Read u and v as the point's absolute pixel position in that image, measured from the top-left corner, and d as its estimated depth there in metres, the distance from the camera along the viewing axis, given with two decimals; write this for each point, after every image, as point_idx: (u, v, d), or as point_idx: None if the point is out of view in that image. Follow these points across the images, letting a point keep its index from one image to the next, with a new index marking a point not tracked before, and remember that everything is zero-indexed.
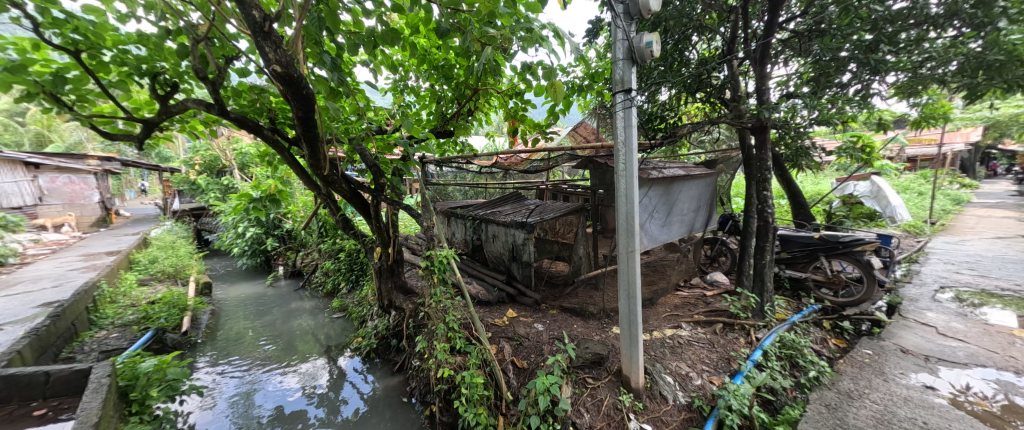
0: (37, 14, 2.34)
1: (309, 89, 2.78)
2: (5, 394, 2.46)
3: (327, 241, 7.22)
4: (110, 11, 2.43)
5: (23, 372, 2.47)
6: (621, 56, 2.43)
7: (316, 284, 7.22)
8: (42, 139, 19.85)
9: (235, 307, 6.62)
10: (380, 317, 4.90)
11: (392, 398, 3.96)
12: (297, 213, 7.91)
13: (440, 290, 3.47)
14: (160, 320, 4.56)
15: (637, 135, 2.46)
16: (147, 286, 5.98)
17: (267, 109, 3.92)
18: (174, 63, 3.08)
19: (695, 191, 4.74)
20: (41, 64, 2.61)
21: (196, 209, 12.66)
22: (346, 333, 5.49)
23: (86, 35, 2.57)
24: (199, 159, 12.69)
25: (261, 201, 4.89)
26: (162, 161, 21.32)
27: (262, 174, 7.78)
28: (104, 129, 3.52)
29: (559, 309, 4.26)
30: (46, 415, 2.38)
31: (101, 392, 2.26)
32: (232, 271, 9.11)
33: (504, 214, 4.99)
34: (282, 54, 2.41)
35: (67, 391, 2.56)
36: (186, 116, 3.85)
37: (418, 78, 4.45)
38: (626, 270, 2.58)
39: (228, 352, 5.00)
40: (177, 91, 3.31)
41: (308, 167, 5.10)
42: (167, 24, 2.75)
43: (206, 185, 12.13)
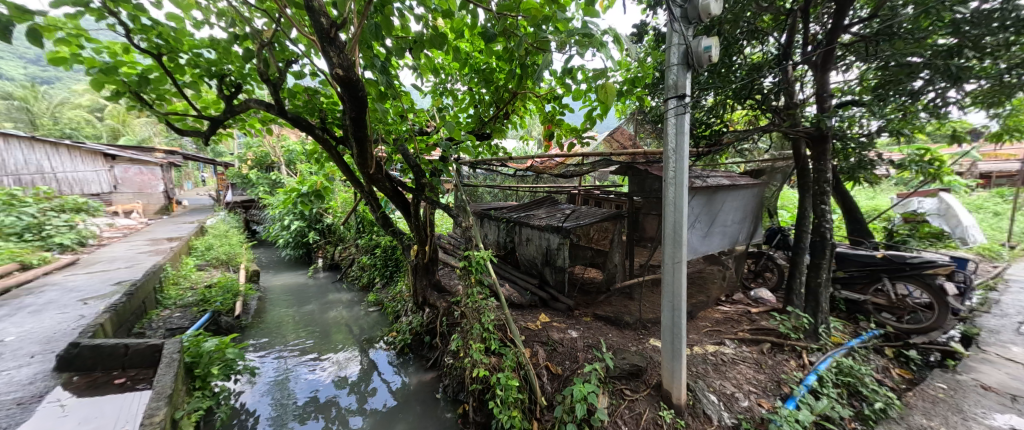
0: (129, 22, 2.62)
1: (364, 92, 2.91)
2: (91, 362, 2.75)
3: (364, 236, 7.53)
4: (188, 17, 2.67)
5: (107, 343, 2.77)
6: (675, 61, 2.35)
7: (353, 278, 7.54)
8: (117, 132, 22.14)
9: (278, 296, 7.02)
10: (414, 313, 5.01)
11: (425, 393, 4.04)
12: (337, 209, 8.31)
13: (476, 291, 3.53)
14: (215, 303, 4.93)
15: (689, 142, 2.38)
16: (204, 271, 6.48)
17: (319, 111, 4.12)
18: (239, 66, 3.33)
19: (739, 202, 4.52)
20: (129, 66, 2.94)
21: (246, 201, 13.54)
22: (380, 326, 5.68)
23: (168, 40, 2.84)
24: (251, 155, 13.62)
25: (307, 196, 5.25)
26: (216, 156, 23.02)
27: (307, 171, 8.27)
28: (178, 126, 3.85)
29: (592, 316, 4.19)
30: (125, 384, 2.67)
31: (173, 366, 2.50)
32: (276, 261, 9.66)
33: (538, 217, 4.99)
34: (344, 58, 2.53)
35: (143, 363, 2.87)
36: (246, 115, 4.14)
37: (458, 81, 4.52)
38: (672, 282, 2.50)
39: (270, 337, 5.32)
40: (241, 92, 3.58)
41: (351, 165, 5.34)
42: (235, 30, 2.98)
43: (255, 179, 12.98)
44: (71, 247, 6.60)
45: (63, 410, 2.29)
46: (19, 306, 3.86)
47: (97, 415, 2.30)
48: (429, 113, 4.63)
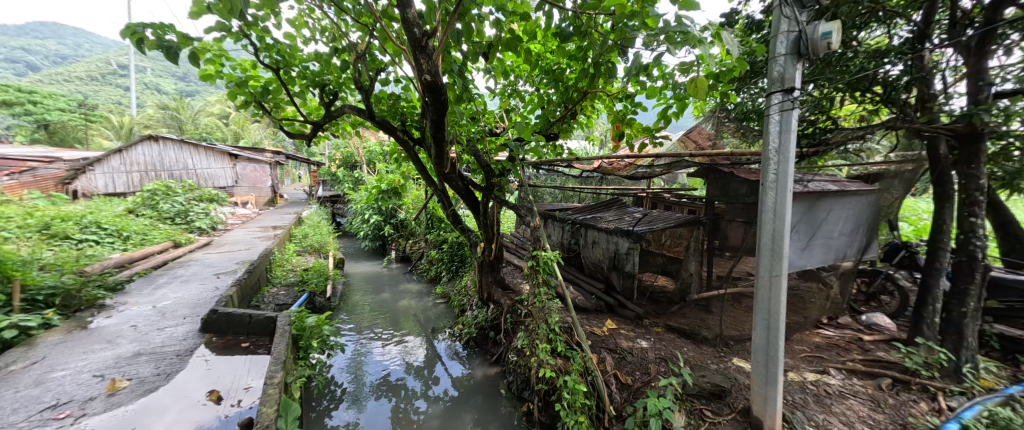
0: (258, 42, 3.09)
1: (447, 96, 3.07)
2: (225, 327, 3.33)
3: (434, 232, 7.99)
4: (300, 35, 3.07)
5: (237, 312, 3.34)
6: (783, 51, 2.10)
7: (422, 270, 8.06)
8: (238, 135, 26.38)
9: (359, 282, 7.78)
10: (479, 309, 5.18)
11: (488, 386, 4.17)
12: (409, 205, 8.96)
13: (543, 291, 3.53)
14: (311, 284, 5.64)
15: (796, 141, 2.10)
16: (301, 256, 7.45)
17: (401, 115, 4.45)
18: (337, 76, 3.74)
19: (847, 211, 3.89)
20: (255, 80, 3.48)
21: (333, 196, 15.24)
22: (447, 318, 5.99)
23: (285, 56, 3.30)
24: (339, 155, 15.32)
25: (387, 193, 5.73)
26: (310, 155, 26.23)
27: (386, 169, 9.03)
28: (289, 130, 4.47)
29: (664, 327, 3.96)
30: (249, 347, 3.19)
31: (285, 337, 2.94)
32: (357, 251, 10.73)
33: (606, 220, 4.84)
34: (432, 64, 2.70)
35: (261, 332, 3.41)
36: (340, 119, 4.65)
37: (528, 83, 4.53)
38: (768, 299, 2.23)
39: (353, 319, 5.93)
40: (337, 99, 4.01)
41: (426, 164, 5.70)
42: (336, 44, 3.35)
43: (342, 176, 14.58)
44: (206, 230, 8.04)
45: (207, 364, 2.83)
46: (174, 276, 4.81)
47: (231, 371, 2.80)
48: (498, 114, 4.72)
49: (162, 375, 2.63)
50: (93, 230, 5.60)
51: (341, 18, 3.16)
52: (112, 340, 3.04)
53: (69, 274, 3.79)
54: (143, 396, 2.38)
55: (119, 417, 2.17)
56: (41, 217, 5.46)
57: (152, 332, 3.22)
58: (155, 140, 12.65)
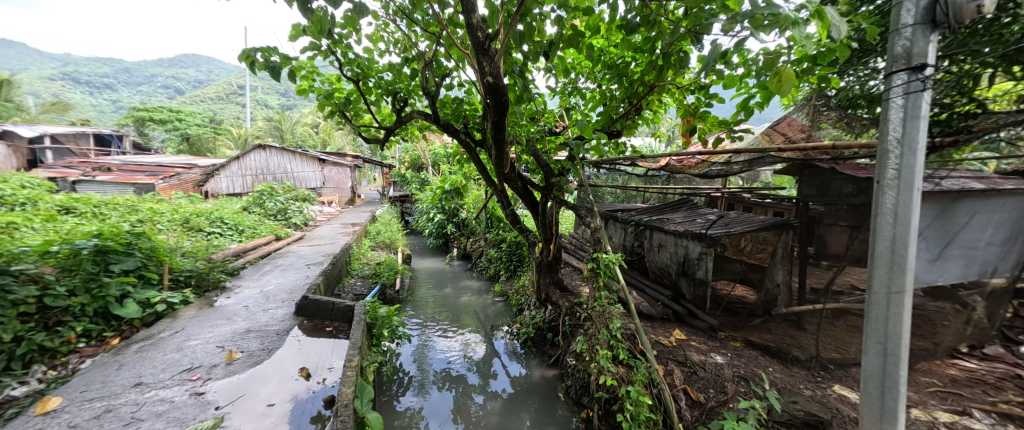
0: (342, 58, 3.44)
1: (508, 97, 3.10)
2: (314, 311, 3.77)
3: (493, 231, 8.18)
4: (376, 49, 3.34)
5: (323, 299, 3.77)
6: (911, 20, 1.60)
7: (481, 268, 8.31)
8: (325, 142, 29.86)
9: (424, 277, 8.28)
10: (536, 309, 5.17)
11: (546, 387, 4.14)
12: (470, 205, 9.29)
13: (604, 294, 3.39)
14: (383, 277, 6.13)
15: (927, 126, 1.58)
16: (375, 251, 8.16)
17: (464, 118, 4.61)
18: (407, 84, 4.00)
19: (995, 215, 3.11)
20: (340, 92, 3.89)
21: (402, 196, 16.46)
22: (505, 316, 6.09)
23: (363, 69, 3.62)
24: (408, 158, 16.50)
25: (450, 193, 5.99)
26: (383, 159, 28.69)
27: (449, 171, 9.48)
28: (366, 135, 4.90)
29: (743, 342, 3.55)
30: (333, 331, 3.58)
31: (361, 325, 3.24)
32: (422, 248, 11.44)
33: (674, 222, 4.50)
34: (495, 66, 2.74)
35: (342, 318, 3.80)
36: (410, 124, 4.99)
37: (589, 79, 4.36)
38: (886, 320, 1.72)
39: (419, 312, 6.31)
40: (407, 105, 4.30)
41: (486, 165, 5.86)
42: (406, 54, 3.59)
43: (410, 178, 15.68)
44: (300, 225, 9.22)
45: (300, 343, 3.24)
46: (276, 265, 5.60)
47: (318, 351, 3.18)
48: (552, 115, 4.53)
49: (266, 350, 3.07)
50: (218, 224, 6.76)
51: (412, 30, 3.38)
52: (231, 317, 3.63)
53: (201, 260, 4.61)
54: (252, 367, 2.80)
55: (234, 383, 2.59)
56: (183, 212, 6.75)
57: (259, 312, 3.77)
58: (264, 149, 14.97)
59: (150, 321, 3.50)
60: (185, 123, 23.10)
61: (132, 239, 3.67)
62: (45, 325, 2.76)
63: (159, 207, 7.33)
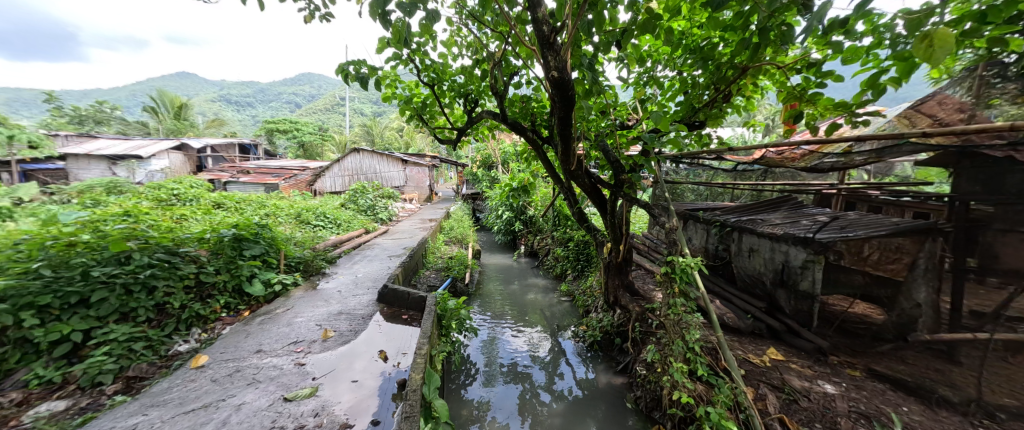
0: (420, 65, 3.68)
1: (574, 91, 2.97)
2: (393, 299, 4.14)
3: (560, 229, 8.07)
4: (449, 53, 3.49)
5: (400, 288, 4.11)
6: None
7: (548, 266, 8.26)
8: (407, 145, 32.70)
9: (492, 273, 8.54)
10: (604, 312, 4.96)
11: (614, 395, 3.95)
12: (538, 203, 9.29)
13: (680, 302, 3.10)
14: (454, 271, 6.47)
15: None
16: (448, 245, 8.67)
17: (531, 116, 4.57)
18: (477, 86, 4.11)
19: None
20: (417, 97, 4.16)
21: (474, 194, 17.21)
22: (571, 316, 5.96)
23: (438, 73, 3.82)
24: (479, 157, 17.17)
25: (517, 191, 6.02)
26: (457, 158, 30.35)
27: (517, 169, 9.60)
28: (440, 136, 5.19)
29: (864, 372, 2.92)
30: (407, 319, 3.88)
31: (431, 316, 3.46)
32: (492, 244, 11.82)
33: (770, 224, 3.89)
34: (561, 61, 2.66)
35: (415, 308, 4.09)
36: (480, 125, 5.14)
37: (668, 67, 3.93)
38: None
39: (487, 306, 6.53)
40: (477, 106, 4.43)
41: (554, 162, 5.77)
42: (476, 56, 3.68)
43: (481, 176, 16.29)
44: (385, 220, 10.23)
45: (381, 329, 3.59)
46: (364, 255, 6.29)
47: (395, 337, 3.48)
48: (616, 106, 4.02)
49: (353, 331, 3.46)
50: (322, 219, 7.85)
51: (482, 31, 3.46)
52: (327, 300, 4.17)
53: (308, 249, 5.39)
54: (341, 346, 3.18)
55: (328, 358, 2.98)
56: (297, 208, 7.97)
57: (349, 297, 4.27)
58: (358, 152, 16.97)
59: (271, 298, 4.21)
60: (299, 132, 27.33)
61: (259, 230, 4.46)
62: (201, 296, 3.51)
63: (280, 203, 8.78)
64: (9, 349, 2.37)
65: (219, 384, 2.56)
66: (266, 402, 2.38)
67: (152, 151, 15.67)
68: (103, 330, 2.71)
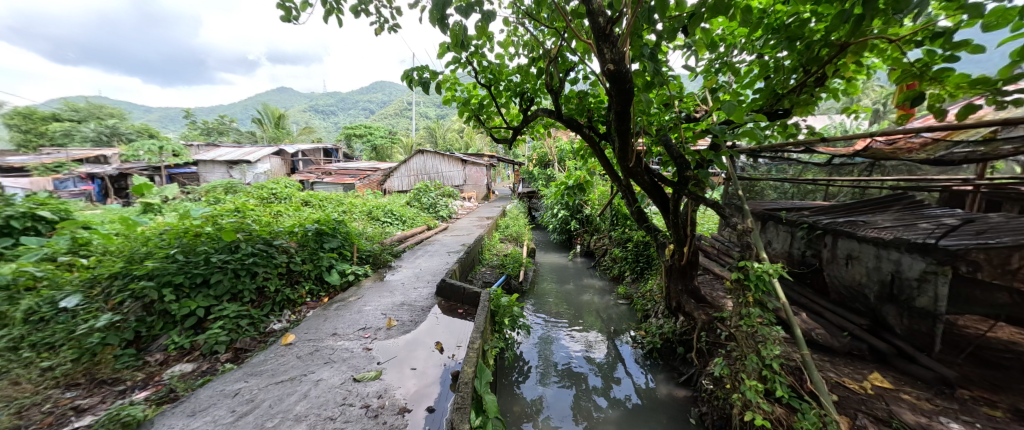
0: (478, 67, 3.78)
1: (632, 83, 2.80)
2: (450, 293, 4.34)
3: (618, 229, 7.74)
4: (506, 53, 3.53)
5: (457, 283, 4.28)
6: None
7: (604, 267, 7.98)
8: (467, 145, 33.95)
9: (547, 271, 8.50)
10: (665, 318, 4.65)
11: (676, 408, 3.69)
12: (595, 201, 9.01)
13: (755, 313, 2.78)
14: (509, 268, 6.56)
15: None
16: (503, 243, 8.82)
17: (588, 112, 4.40)
18: (533, 84, 4.11)
19: None
20: (475, 98, 4.28)
21: (529, 192, 17.26)
22: (628, 321, 5.69)
23: (494, 74, 3.89)
24: (536, 156, 17.16)
25: (572, 189, 5.89)
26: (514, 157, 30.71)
27: (574, 167, 9.40)
28: (496, 136, 5.27)
29: (1012, 414, 2.33)
30: (462, 313, 4.03)
31: (485, 312, 3.54)
32: (547, 243, 11.76)
33: (878, 225, 3.29)
34: (617, 52, 2.53)
35: (470, 303, 4.24)
36: (535, 123, 5.13)
37: (746, 49, 3.41)
38: None
39: (540, 304, 6.51)
40: (533, 104, 4.41)
41: (612, 159, 5.54)
42: (533, 54, 3.67)
43: (537, 175, 16.31)
44: (445, 218, 10.74)
45: (438, 321, 3.78)
46: (426, 251, 6.68)
47: (451, 330, 3.64)
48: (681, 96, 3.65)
49: (414, 322, 3.70)
50: (389, 215, 8.52)
51: (539, 29, 3.44)
52: (392, 291, 4.50)
53: (377, 243, 5.87)
54: (403, 335, 3.41)
55: (391, 345, 3.23)
56: (368, 206, 8.73)
57: (411, 290, 4.57)
58: (422, 154, 18.04)
59: (346, 287, 4.68)
60: (372, 136, 29.94)
61: (336, 225, 4.98)
62: (291, 281, 4.04)
63: (355, 201, 9.72)
64: (156, 318, 3.13)
65: (302, 360, 2.92)
66: (339, 380, 2.65)
67: (257, 156, 18.38)
68: (220, 307, 3.31)
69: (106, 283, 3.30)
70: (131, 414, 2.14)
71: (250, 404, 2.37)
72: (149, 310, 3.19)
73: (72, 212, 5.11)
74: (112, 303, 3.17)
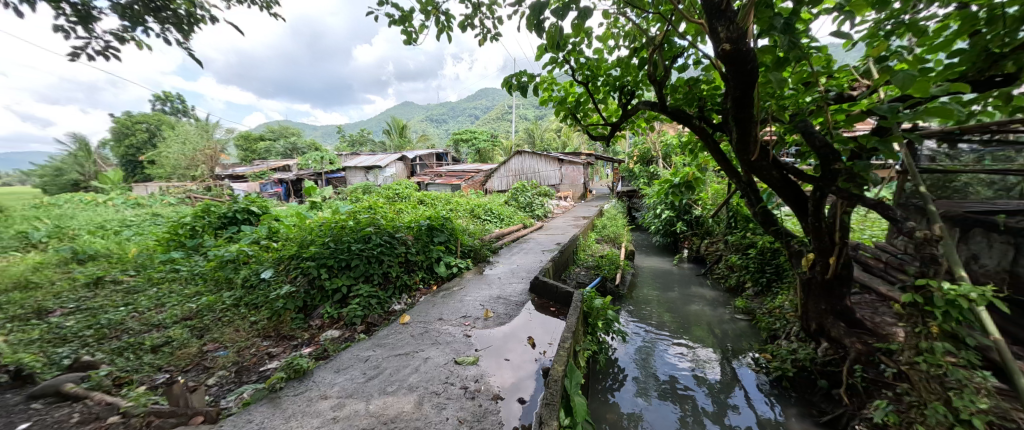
0: (576, 65, 3.74)
1: (758, 63, 2.33)
2: (544, 291, 4.43)
3: (737, 233, 6.71)
4: (605, 48, 3.40)
5: (550, 282, 4.35)
6: None
7: (718, 276, 7.02)
8: (564, 144, 33.91)
9: (648, 276, 7.91)
10: (800, 342, 3.86)
11: None
12: (707, 201, 7.98)
13: (944, 351, 2.10)
14: (605, 270, 6.34)
15: None
16: (599, 244, 8.54)
17: (699, 100, 3.85)
18: (635, 75, 3.86)
19: None
20: (571, 96, 4.24)
21: (629, 191, 16.28)
22: (749, 339, 4.90)
23: (592, 70, 3.79)
24: (637, 152, 16.10)
25: (678, 188, 5.34)
26: (613, 154, 29.46)
27: (681, 162, 8.50)
28: (593, 133, 5.13)
29: None
30: (555, 311, 4.08)
31: (576, 312, 3.51)
32: (648, 245, 10.93)
33: None
34: (735, 28, 2.15)
35: (563, 302, 4.25)
36: (636, 117, 4.81)
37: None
38: None
39: (639, 311, 6.10)
40: (633, 98, 4.12)
41: (729, 152, 4.82)
42: (635, 44, 3.44)
43: (638, 172, 15.30)
44: (541, 216, 10.96)
45: (531, 317, 3.90)
46: (521, 248, 6.92)
47: (543, 327, 3.71)
48: (829, 72, 2.63)
49: (509, 315, 3.89)
50: (489, 214, 9.12)
51: (642, 17, 3.21)
52: (490, 285, 4.82)
53: (478, 239, 6.35)
54: (499, 326, 3.63)
55: (488, 335, 3.46)
56: (471, 204, 9.49)
57: (507, 284, 4.80)
58: (520, 154, 18.75)
59: (451, 277, 5.19)
60: (477, 140, 32.39)
61: (444, 221, 5.58)
62: (408, 269, 4.68)
63: (460, 200, 10.69)
64: (316, 292, 4.02)
65: (416, 338, 3.36)
66: (443, 360, 2.97)
67: (386, 162, 21.78)
68: (357, 287, 4.05)
69: (287, 262, 4.44)
70: (300, 364, 2.77)
71: (375, 370, 2.84)
72: (313, 284, 4.08)
73: (270, 208, 6.93)
74: (290, 277, 4.27)
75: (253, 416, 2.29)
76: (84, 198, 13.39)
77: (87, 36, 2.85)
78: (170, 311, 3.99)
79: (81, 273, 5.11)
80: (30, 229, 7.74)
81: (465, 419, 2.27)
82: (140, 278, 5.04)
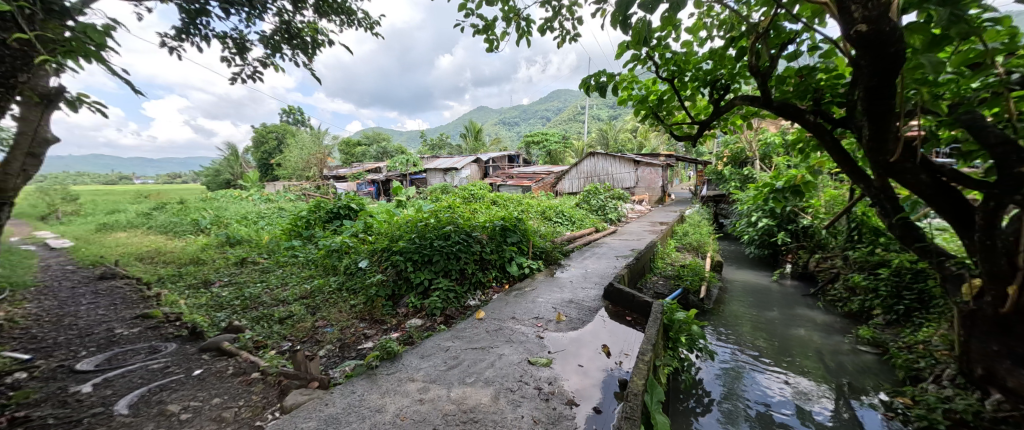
0: (661, 61, 3.50)
1: (905, 44, 1.90)
2: (620, 299, 4.26)
3: (861, 248, 5.60)
4: (696, 40, 3.11)
5: (626, 290, 4.16)
6: None
7: (833, 297, 5.95)
8: (640, 145, 32.10)
9: (739, 291, 7.07)
10: (959, 391, 3.08)
11: None
12: (819, 209, 6.81)
13: None
14: (687, 281, 5.83)
15: None
16: (680, 253, 7.90)
17: (814, 91, 3.27)
18: (731, 67, 3.47)
19: None
20: (654, 94, 3.98)
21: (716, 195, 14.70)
22: (877, 377, 4.07)
23: (679, 65, 3.51)
24: (727, 152, 14.46)
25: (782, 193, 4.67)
26: (696, 155, 26.99)
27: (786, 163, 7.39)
28: (677, 133, 4.75)
29: None
30: (632, 321, 3.90)
31: (656, 324, 3.31)
32: (740, 257, 9.74)
33: None
34: (875, 5, 1.79)
35: (640, 312, 4.02)
36: (731, 113, 4.31)
37: None
38: None
39: (728, 329, 5.48)
40: (727, 92, 3.71)
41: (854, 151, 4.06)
42: (732, 33, 3.08)
43: (728, 175, 13.74)
44: (614, 220, 10.52)
45: (606, 325, 3.78)
46: (594, 252, 6.73)
47: (618, 336, 3.56)
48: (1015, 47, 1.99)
49: (582, 321, 3.82)
50: (561, 216, 9.04)
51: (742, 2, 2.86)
52: (562, 288, 4.78)
53: (550, 242, 6.34)
54: (571, 331, 3.58)
55: (561, 338, 3.43)
56: (543, 206, 9.53)
57: (579, 289, 4.71)
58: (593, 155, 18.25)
59: (523, 277, 5.27)
60: (548, 142, 32.44)
61: (517, 222, 5.68)
62: (482, 267, 4.88)
63: (531, 201, 10.81)
64: (401, 283, 4.44)
65: (490, 334, 3.49)
66: (517, 359, 3.03)
67: (462, 164, 23.07)
68: (436, 280, 4.35)
69: (378, 254, 4.97)
70: (392, 346, 3.08)
71: (455, 360, 3.02)
72: (399, 276, 4.51)
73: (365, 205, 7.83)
74: (381, 268, 4.77)
75: (355, 388, 2.62)
76: (233, 193, 16.79)
77: (242, 63, 3.63)
78: (291, 290, 4.77)
79: (232, 254, 6.42)
80: (201, 218, 9.98)
81: (540, 420, 2.29)
82: (271, 260, 6.14)
